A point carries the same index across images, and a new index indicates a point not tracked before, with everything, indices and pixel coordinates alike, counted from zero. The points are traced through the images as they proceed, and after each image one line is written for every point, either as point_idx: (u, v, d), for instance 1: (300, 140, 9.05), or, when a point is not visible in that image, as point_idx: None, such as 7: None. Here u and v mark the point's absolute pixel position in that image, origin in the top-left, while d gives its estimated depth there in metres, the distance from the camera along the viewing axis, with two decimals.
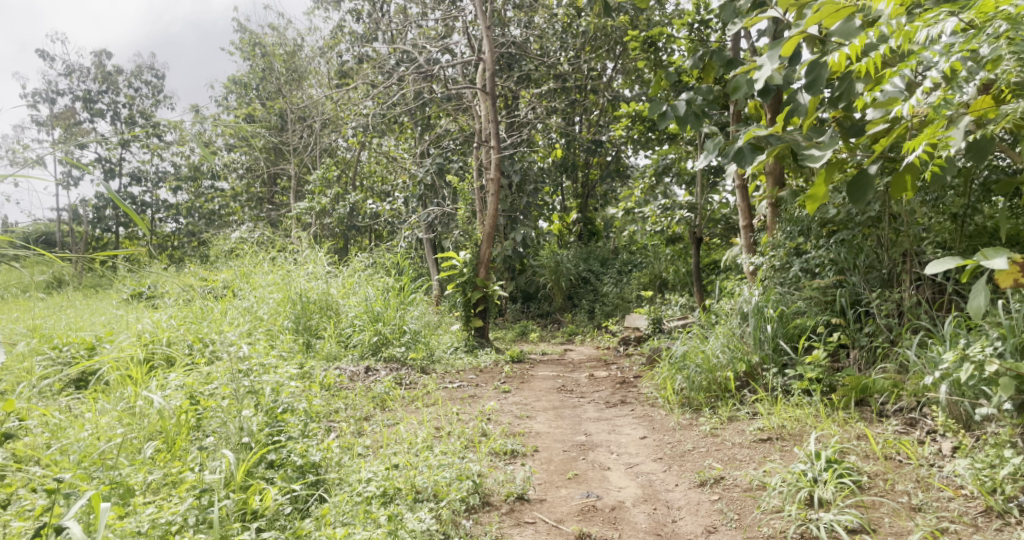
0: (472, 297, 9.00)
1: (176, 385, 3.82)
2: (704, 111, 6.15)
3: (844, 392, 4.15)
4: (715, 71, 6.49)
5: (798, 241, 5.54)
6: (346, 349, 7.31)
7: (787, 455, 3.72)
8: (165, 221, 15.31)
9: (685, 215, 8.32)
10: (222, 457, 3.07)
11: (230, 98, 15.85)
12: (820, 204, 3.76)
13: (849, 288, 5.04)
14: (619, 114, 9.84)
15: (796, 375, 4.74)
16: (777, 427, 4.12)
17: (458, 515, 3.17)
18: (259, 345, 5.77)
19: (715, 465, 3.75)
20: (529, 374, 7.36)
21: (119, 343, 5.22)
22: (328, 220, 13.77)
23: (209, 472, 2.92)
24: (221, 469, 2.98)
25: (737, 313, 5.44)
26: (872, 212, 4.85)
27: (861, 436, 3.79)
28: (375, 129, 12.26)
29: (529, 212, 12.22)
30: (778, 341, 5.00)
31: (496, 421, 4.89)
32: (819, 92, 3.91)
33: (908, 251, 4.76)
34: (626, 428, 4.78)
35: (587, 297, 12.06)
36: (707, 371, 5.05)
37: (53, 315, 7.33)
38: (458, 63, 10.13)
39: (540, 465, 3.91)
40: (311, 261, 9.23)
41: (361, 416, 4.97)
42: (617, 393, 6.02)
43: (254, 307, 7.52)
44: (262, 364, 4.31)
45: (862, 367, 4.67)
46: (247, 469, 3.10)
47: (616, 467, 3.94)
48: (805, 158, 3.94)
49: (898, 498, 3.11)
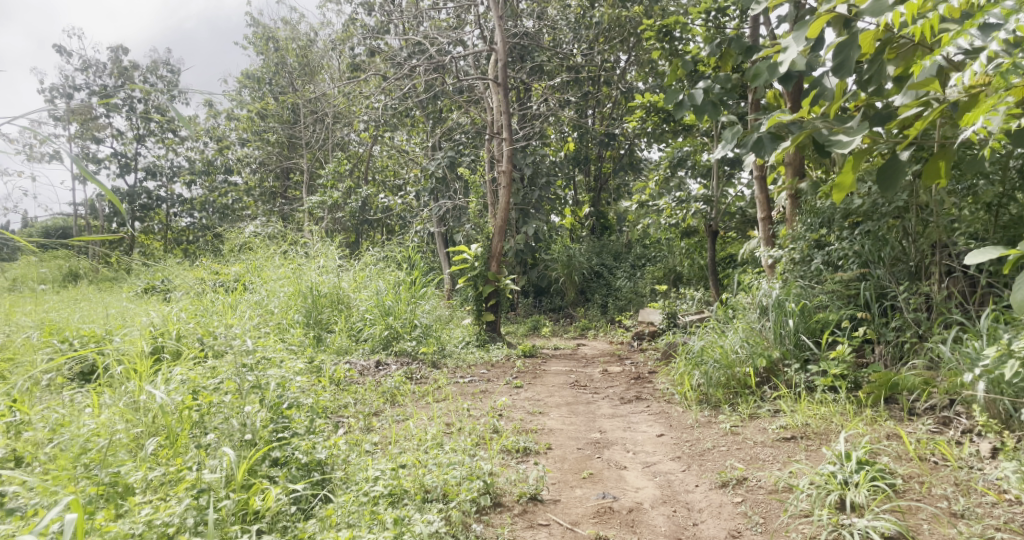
0: (483, 291, 8.88)
1: (179, 378, 3.70)
2: (721, 100, 5.95)
3: (872, 389, 4.00)
4: (732, 60, 6.27)
5: (820, 232, 5.36)
6: (357, 343, 7.21)
7: (813, 455, 3.56)
8: (180, 215, 15.34)
9: (700, 208, 8.16)
10: (222, 456, 2.95)
11: (243, 92, 15.79)
12: (847, 192, 3.61)
13: (873, 281, 4.87)
14: (633, 106, 9.66)
15: (819, 371, 4.58)
16: (801, 426, 3.96)
17: (468, 517, 3.04)
18: (268, 339, 5.68)
19: (736, 465, 3.60)
20: (542, 369, 7.23)
21: (128, 336, 5.14)
22: (340, 214, 13.73)
23: (208, 471, 2.82)
24: (222, 468, 2.86)
25: (756, 307, 5.28)
26: (899, 203, 4.67)
27: (890, 435, 3.63)
28: (387, 122, 12.15)
29: (542, 206, 12.09)
30: (800, 336, 4.82)
31: (509, 417, 4.76)
32: (848, 75, 3.67)
33: (938, 243, 4.58)
34: (642, 425, 4.63)
35: (600, 291, 11.92)
36: (726, 367, 4.90)
37: (66, 307, 7.30)
38: (471, 55, 9.98)
39: (553, 464, 3.77)
40: (322, 255, 9.14)
41: (370, 411, 4.86)
42: (632, 388, 5.87)
43: (265, 300, 7.45)
44: (268, 358, 4.19)
45: (889, 362, 4.50)
46: (249, 467, 2.98)
47: (633, 466, 3.79)
48: (832, 144, 3.73)
49: (937, 503, 2.94)
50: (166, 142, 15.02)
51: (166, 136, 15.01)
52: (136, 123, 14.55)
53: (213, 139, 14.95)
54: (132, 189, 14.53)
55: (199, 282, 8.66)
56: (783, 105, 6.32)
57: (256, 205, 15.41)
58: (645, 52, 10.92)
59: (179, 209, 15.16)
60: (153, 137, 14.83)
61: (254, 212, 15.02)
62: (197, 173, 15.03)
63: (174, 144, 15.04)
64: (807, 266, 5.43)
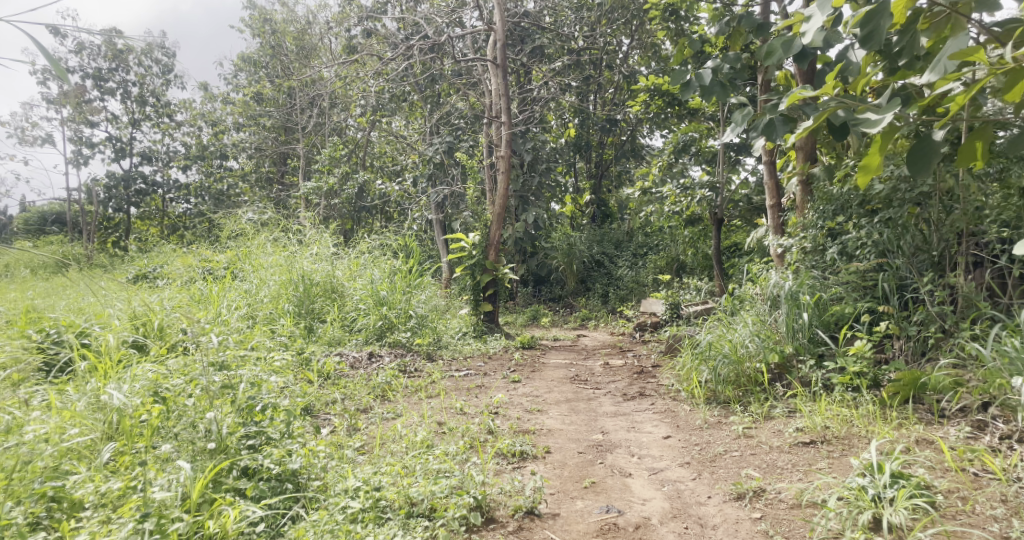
0: (481, 281, 8.57)
1: (143, 376, 3.38)
2: (730, 80, 5.58)
3: (896, 388, 3.75)
4: (743, 38, 5.89)
5: (836, 220, 5.07)
6: (349, 334, 6.90)
7: (836, 463, 3.28)
8: (177, 201, 15.01)
9: (704, 195, 7.79)
10: (177, 470, 2.64)
11: (239, 76, 15.40)
12: (873, 176, 3.25)
13: (893, 272, 4.57)
14: (636, 89, 9.28)
15: (836, 369, 4.30)
16: (820, 428, 3.69)
17: (455, 537, 2.74)
18: (253, 332, 5.41)
19: (752, 474, 3.32)
20: (541, 362, 6.93)
21: (109, 326, 4.90)
22: (336, 201, 13.40)
23: (159, 489, 2.54)
24: (173, 485, 2.56)
25: (766, 299, 4.99)
26: (924, 189, 4.38)
27: (920, 442, 3.35)
28: (383, 105, 11.79)
29: (542, 193, 11.74)
30: (814, 330, 4.54)
31: (505, 415, 4.48)
32: (878, 47, 3.36)
33: (965, 232, 4.31)
34: (647, 425, 4.34)
35: (601, 280, 11.61)
36: (734, 362, 4.60)
37: (53, 294, 7.06)
38: (469, 35, 9.55)
39: (551, 471, 3.47)
40: (315, 242, 8.84)
41: (358, 409, 4.57)
42: (635, 383, 5.59)
43: (254, 290, 7.15)
44: (244, 356, 3.88)
45: (910, 358, 4.24)
46: (209, 482, 2.68)
47: (638, 474, 3.49)
48: (860, 123, 3.27)
49: (985, 525, 2.65)
50: (161, 127, 14.73)
51: (161, 121, 14.74)
52: (131, 107, 14.26)
53: (208, 123, 14.73)
54: (126, 174, 14.23)
55: (187, 270, 8.39)
56: (795, 85, 6.00)
57: (252, 191, 15.09)
58: (650, 34, 10.54)
59: (175, 194, 14.84)
60: (149, 121, 14.54)
61: (251, 197, 14.64)
62: (193, 158, 14.73)
63: (170, 128, 14.75)
64: (820, 255, 5.19)
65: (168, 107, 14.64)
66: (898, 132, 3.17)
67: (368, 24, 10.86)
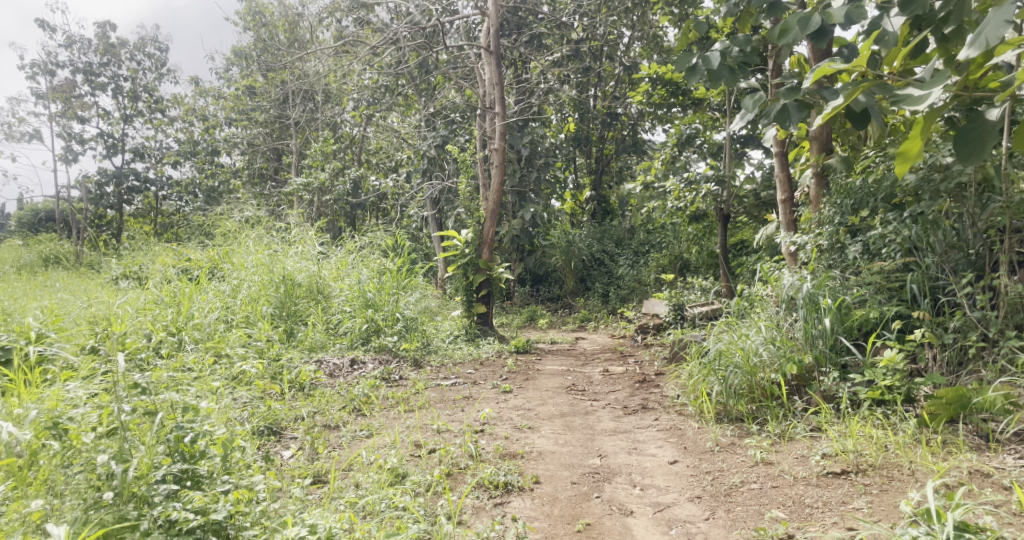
0: (473, 281, 8.04)
1: (54, 399, 2.87)
2: (738, 65, 4.99)
3: (936, 406, 3.31)
4: (752, 19, 5.37)
5: (859, 215, 4.55)
6: (334, 337, 6.41)
7: (876, 504, 2.83)
8: (170, 198, 14.59)
9: (710, 189, 7.17)
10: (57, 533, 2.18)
11: (232, 70, 14.85)
12: (911, 163, 2.59)
13: (922, 271, 4.07)
14: (637, 78, 8.77)
15: (864, 382, 3.82)
16: (851, 454, 3.22)
17: None
18: (223, 339, 4.94)
19: (778, 516, 2.84)
20: (535, 368, 6.43)
21: (61, 333, 4.41)
22: (329, 199, 12.81)
23: None
24: None
25: (780, 301, 4.47)
26: (961, 179, 3.89)
27: (975, 476, 2.93)
28: (376, 97, 11.25)
29: (540, 188, 11.23)
30: (837, 338, 4.02)
31: (491, 435, 3.96)
32: (918, 9, 2.85)
33: (1006, 227, 3.82)
34: (650, 447, 3.84)
35: (600, 280, 11.12)
36: (747, 373, 4.08)
37: (23, 298, 6.63)
38: (463, 21, 8.96)
39: (536, 510, 2.98)
40: (302, 240, 8.33)
41: (327, 427, 4.08)
42: (636, 395, 5.09)
43: (231, 290, 6.60)
44: (181, 375, 3.35)
45: (945, 370, 3.76)
46: None
47: (641, 512, 3.01)
48: (903, 100, 2.70)
49: None
50: (154, 122, 14.23)
51: (154, 116, 14.22)
52: (122, 102, 13.77)
53: (200, 119, 14.29)
54: (118, 170, 13.81)
55: (163, 268, 7.84)
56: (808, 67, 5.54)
57: (246, 188, 14.62)
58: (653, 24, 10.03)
59: (169, 192, 14.45)
60: (141, 117, 13.99)
61: (243, 194, 14.17)
62: (185, 154, 14.31)
63: (163, 124, 14.25)
64: (838, 254, 4.65)
65: (160, 102, 14.13)
66: (943, 106, 2.52)
67: (360, 13, 10.31)
